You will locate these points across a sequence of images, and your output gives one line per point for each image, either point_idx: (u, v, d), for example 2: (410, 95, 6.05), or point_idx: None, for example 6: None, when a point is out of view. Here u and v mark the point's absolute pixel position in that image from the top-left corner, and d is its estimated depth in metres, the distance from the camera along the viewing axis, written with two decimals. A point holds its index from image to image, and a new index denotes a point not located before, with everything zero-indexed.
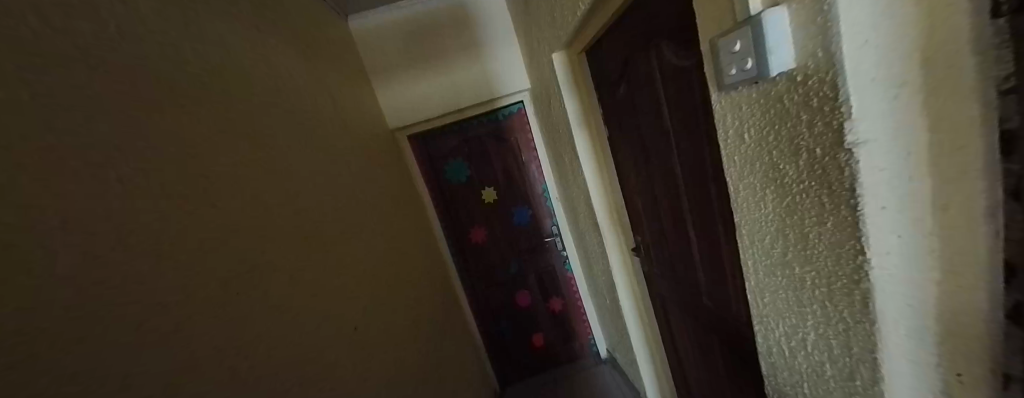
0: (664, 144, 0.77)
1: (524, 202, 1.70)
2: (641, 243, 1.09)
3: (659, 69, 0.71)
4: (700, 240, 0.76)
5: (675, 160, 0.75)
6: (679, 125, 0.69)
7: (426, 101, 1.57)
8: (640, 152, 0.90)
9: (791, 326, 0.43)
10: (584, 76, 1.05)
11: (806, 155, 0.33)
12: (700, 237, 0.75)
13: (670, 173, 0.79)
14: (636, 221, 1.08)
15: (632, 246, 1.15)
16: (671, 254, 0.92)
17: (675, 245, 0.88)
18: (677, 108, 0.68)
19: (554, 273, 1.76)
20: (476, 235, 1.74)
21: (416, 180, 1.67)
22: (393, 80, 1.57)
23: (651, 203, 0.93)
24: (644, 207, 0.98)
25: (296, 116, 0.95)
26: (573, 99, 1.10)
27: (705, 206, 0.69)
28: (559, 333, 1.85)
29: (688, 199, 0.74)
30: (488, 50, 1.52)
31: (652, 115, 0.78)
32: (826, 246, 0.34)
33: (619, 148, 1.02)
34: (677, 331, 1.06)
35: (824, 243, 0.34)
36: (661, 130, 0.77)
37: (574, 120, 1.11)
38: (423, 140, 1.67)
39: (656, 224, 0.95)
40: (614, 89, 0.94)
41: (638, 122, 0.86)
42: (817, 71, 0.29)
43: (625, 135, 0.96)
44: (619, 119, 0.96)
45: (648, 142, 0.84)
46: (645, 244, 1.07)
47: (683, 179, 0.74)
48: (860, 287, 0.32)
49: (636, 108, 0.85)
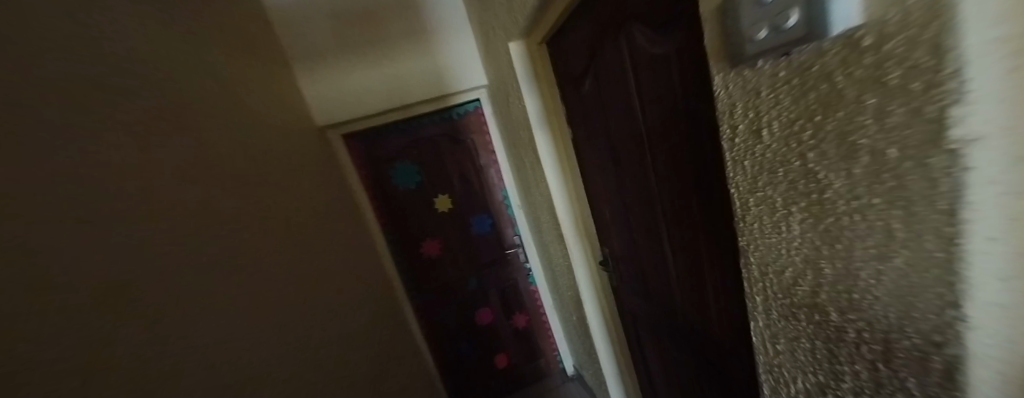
0: (639, 148, 0.67)
1: (483, 210, 1.52)
2: (609, 256, 1.00)
3: (632, 60, 0.60)
4: (680, 259, 0.66)
5: (652, 167, 0.65)
6: (657, 126, 0.59)
7: (366, 96, 1.34)
8: (610, 158, 0.80)
9: (817, 385, 0.32)
10: (547, 71, 0.93)
11: (865, 159, 0.22)
12: (681, 255, 0.65)
13: (646, 181, 0.68)
14: (604, 233, 0.98)
15: (599, 259, 1.05)
16: (644, 270, 0.83)
17: (649, 260, 0.78)
18: (656, 107, 0.57)
19: (517, 287, 1.61)
20: (429, 249, 1.53)
21: (353, 186, 1.42)
22: (324, 69, 1.31)
23: (623, 215, 0.83)
24: (615, 218, 0.88)
25: (177, 103, 0.73)
26: (535, 98, 0.97)
27: (688, 221, 0.59)
28: (524, 352, 1.70)
29: (668, 212, 0.64)
30: (440, 40, 1.34)
31: (624, 114, 0.68)
32: (885, 290, 0.24)
33: (586, 152, 0.91)
34: (648, 351, 0.98)
35: (883, 286, 0.24)
36: (635, 132, 0.66)
37: (536, 121, 0.98)
38: (364, 139, 1.42)
39: (628, 237, 0.85)
40: (579, 85, 0.82)
41: (608, 123, 0.75)
42: (900, 24, 0.17)
43: (592, 139, 0.85)
44: (585, 119, 0.85)
45: (620, 146, 0.73)
46: (615, 257, 0.97)
47: (663, 189, 0.63)
48: (937, 357, 0.21)
49: (606, 108, 0.74)
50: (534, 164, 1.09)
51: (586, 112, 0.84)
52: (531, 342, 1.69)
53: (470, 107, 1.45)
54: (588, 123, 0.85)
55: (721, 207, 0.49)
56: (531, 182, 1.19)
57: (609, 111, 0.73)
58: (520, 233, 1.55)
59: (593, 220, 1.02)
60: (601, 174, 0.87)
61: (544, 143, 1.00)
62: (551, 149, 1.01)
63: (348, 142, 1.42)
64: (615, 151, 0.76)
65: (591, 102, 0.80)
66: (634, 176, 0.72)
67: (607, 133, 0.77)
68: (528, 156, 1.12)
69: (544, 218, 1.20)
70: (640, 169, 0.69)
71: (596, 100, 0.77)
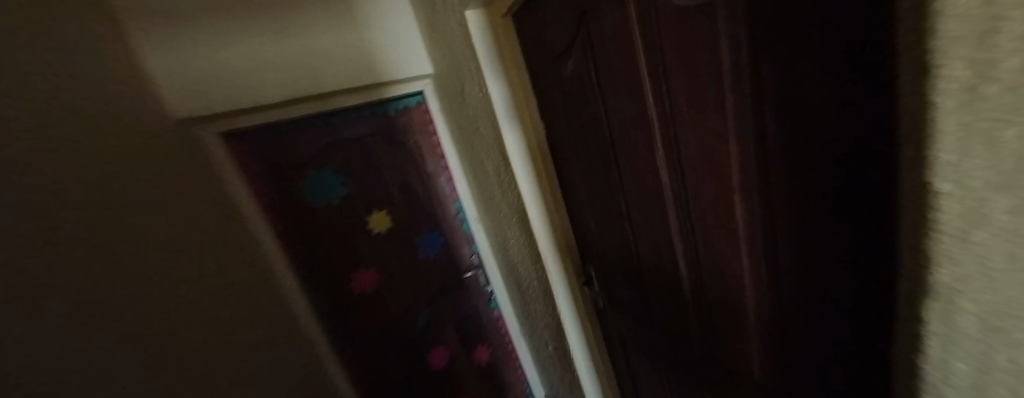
0: (648, 142, 0.52)
1: (433, 226, 1.25)
2: (594, 275, 0.84)
3: (642, 26, 0.45)
4: (702, 281, 0.52)
5: (668, 166, 0.50)
6: (681, 111, 0.44)
7: (258, 83, 0.98)
8: (602, 156, 0.64)
9: None
10: (515, 52, 0.74)
11: None
12: (706, 277, 0.51)
13: (657, 184, 0.54)
14: (591, 247, 0.82)
15: (581, 278, 0.89)
16: (644, 292, 0.68)
17: (653, 280, 0.64)
18: (678, 86, 0.43)
19: (477, 315, 1.35)
20: (362, 282, 1.18)
21: (241, 206, 1.00)
22: (187, 40, 0.92)
23: (619, 227, 0.68)
24: (607, 231, 0.73)
25: None
26: (500, 85, 0.78)
27: (723, 234, 0.45)
28: (489, 392, 1.43)
29: (691, 223, 0.50)
30: (367, 16, 1.06)
31: (628, 99, 0.52)
32: None
33: (568, 151, 0.74)
34: (643, 384, 0.83)
35: None
36: (644, 122, 0.51)
37: (503, 113, 0.79)
38: (258, 139, 1.02)
39: (624, 252, 0.70)
40: (558, 67, 0.65)
41: (602, 113, 0.59)
42: None
43: (576, 135, 0.69)
44: (566, 111, 0.68)
45: (620, 141, 0.58)
46: (604, 277, 0.81)
47: (686, 194, 0.49)
48: None
49: (597, 94, 0.58)
50: (499, 168, 0.89)
51: (568, 102, 0.67)
52: (496, 380, 1.43)
53: (410, 101, 1.16)
54: (570, 114, 0.68)
55: (789, 217, 0.36)
56: (495, 190, 0.97)
57: (603, 97, 0.58)
58: (481, 253, 1.29)
59: (576, 233, 0.85)
60: (588, 178, 0.71)
61: (514, 142, 0.81)
62: (522, 148, 0.82)
63: (231, 142, 0.98)
64: (612, 147, 0.60)
65: (574, 88, 0.63)
66: (639, 178, 0.57)
67: (599, 126, 0.61)
68: (490, 160, 0.91)
69: (511, 233, 1.00)
70: (649, 168, 0.54)
71: (583, 85, 0.61)
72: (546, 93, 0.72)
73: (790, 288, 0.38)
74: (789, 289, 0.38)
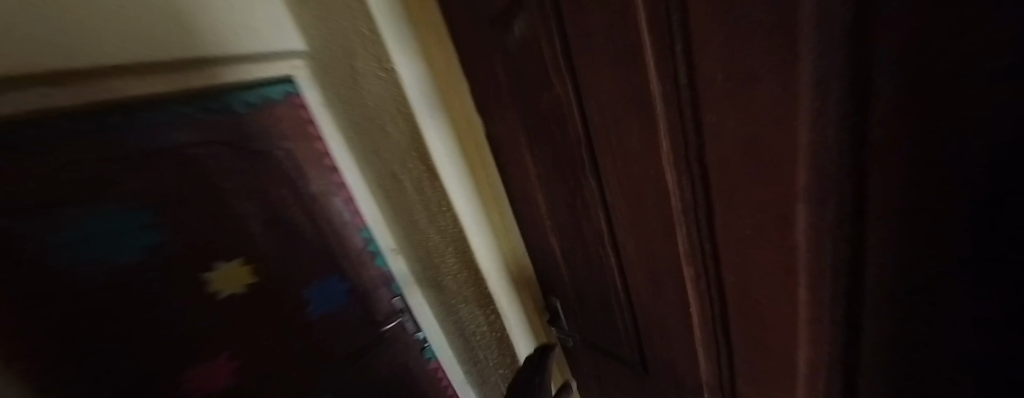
0: (646, 143, 0.36)
1: (333, 269, 0.81)
2: (561, 308, 0.67)
3: None
4: (724, 316, 0.40)
5: (674, 176, 0.35)
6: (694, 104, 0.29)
7: None
8: (572, 164, 0.46)
9: None
10: (433, 17, 0.51)
11: None
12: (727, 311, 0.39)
13: (661, 202, 0.38)
14: (558, 277, 0.64)
15: (545, 309, 0.72)
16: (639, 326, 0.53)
17: (647, 314, 0.50)
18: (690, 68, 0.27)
19: (411, 377, 0.97)
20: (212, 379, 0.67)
21: None
22: None
23: (601, 252, 0.51)
24: (582, 257, 0.55)
25: None
26: (412, 63, 0.50)
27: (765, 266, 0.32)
28: None
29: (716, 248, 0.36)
30: None
31: (617, 81, 0.35)
32: None
33: (520, 158, 0.54)
34: None
35: None
36: (644, 112, 0.34)
37: (420, 109, 0.52)
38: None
39: (608, 282, 0.53)
40: (500, 37, 0.43)
41: (570, 104, 0.41)
42: None
43: (534, 136, 0.49)
44: (516, 102, 0.48)
45: (599, 141, 0.41)
46: (580, 312, 0.63)
47: (709, 211, 0.35)
48: None
49: (565, 76, 0.40)
50: (423, 186, 0.62)
51: (518, 90, 0.46)
52: None
53: (274, 92, 0.66)
54: (522, 109, 0.48)
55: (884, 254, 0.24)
56: (418, 216, 0.69)
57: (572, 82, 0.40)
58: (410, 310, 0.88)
59: (536, 260, 0.66)
60: (556, 192, 0.52)
61: (443, 150, 0.56)
62: (456, 159, 0.58)
63: None
64: (590, 150, 0.43)
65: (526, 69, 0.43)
66: (632, 194, 0.41)
67: (566, 123, 0.43)
68: (408, 175, 0.64)
69: (447, 270, 0.74)
70: (647, 178, 0.38)
71: (541, 64, 0.41)
72: (484, 79, 0.50)
73: (849, 324, 0.29)
74: (859, 332, 0.29)
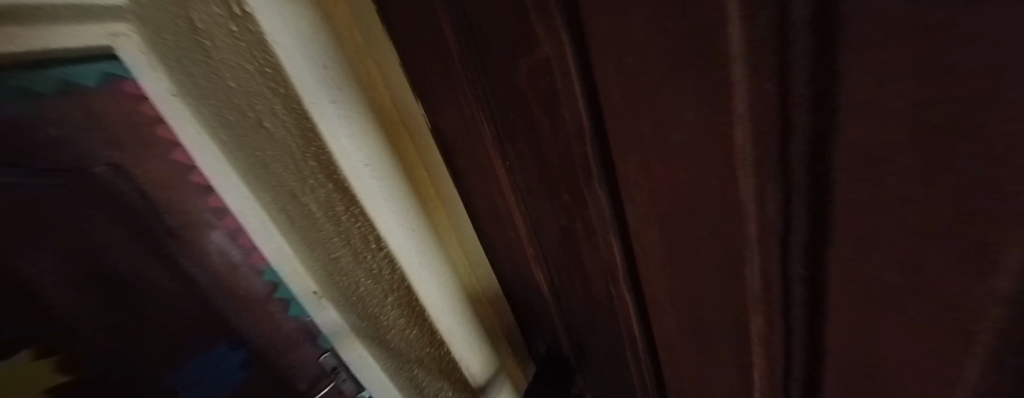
0: (713, 143, 0.21)
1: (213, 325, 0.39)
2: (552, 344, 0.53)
3: None
4: (790, 365, 0.30)
5: (755, 193, 0.21)
6: (831, 89, 0.14)
7: None
8: (569, 172, 0.31)
9: None
10: None
11: None
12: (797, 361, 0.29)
13: (721, 230, 0.25)
14: (545, 312, 0.49)
15: (525, 348, 0.57)
16: (656, 357, 0.43)
17: (672, 353, 0.39)
18: (827, 34, 0.12)
19: None
20: None
21: None
22: None
23: (606, 284, 0.38)
24: (581, 289, 0.41)
25: None
26: None
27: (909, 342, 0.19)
28: None
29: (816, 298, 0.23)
30: None
31: (665, 44, 0.18)
32: None
33: (488, 167, 0.37)
34: None
35: None
36: (714, 95, 0.19)
37: (310, 82, 0.29)
38: None
39: (615, 316, 0.41)
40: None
41: (571, 83, 0.25)
42: None
43: (510, 136, 0.32)
44: (480, 82, 0.30)
45: (619, 138, 0.26)
46: (579, 346, 0.50)
47: (820, 249, 0.21)
48: None
49: (563, 34, 0.23)
50: (335, 211, 0.39)
51: (481, 62, 0.29)
52: None
53: (80, 75, 0.26)
54: (490, 93, 0.31)
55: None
56: (339, 253, 0.47)
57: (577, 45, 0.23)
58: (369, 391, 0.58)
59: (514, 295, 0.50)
60: (543, 212, 0.37)
61: (363, 153, 0.34)
62: (387, 168, 0.36)
63: None
64: (600, 150, 0.28)
65: (494, 25, 0.26)
66: (671, 215, 0.27)
67: (559, 117, 0.28)
68: (312, 195, 0.41)
69: (390, 318, 0.54)
70: (702, 195, 0.24)
71: (519, 15, 0.24)
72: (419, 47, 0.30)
73: None
74: None
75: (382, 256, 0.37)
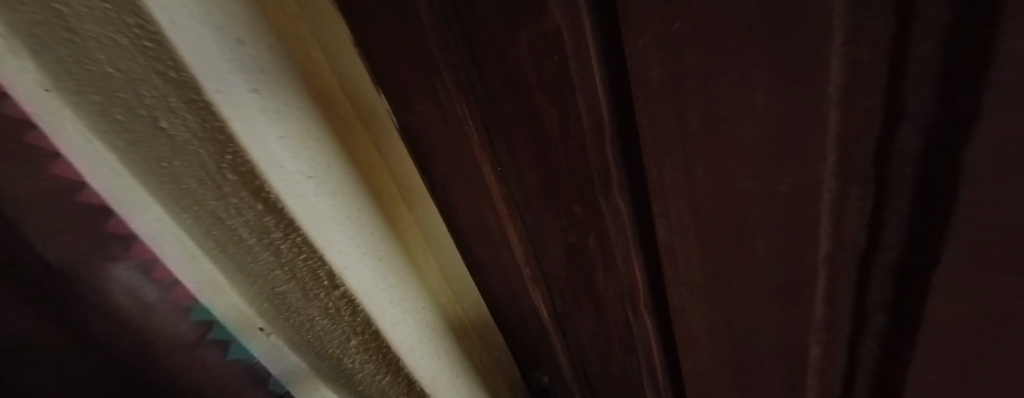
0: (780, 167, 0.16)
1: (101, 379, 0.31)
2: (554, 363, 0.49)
3: None
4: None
5: (830, 231, 0.17)
6: (953, 145, 0.10)
7: None
8: (584, 183, 0.27)
9: None
10: None
11: None
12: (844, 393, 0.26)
13: (776, 260, 0.20)
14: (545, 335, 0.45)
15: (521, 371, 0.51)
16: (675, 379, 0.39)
17: (691, 375, 0.36)
18: (914, 83, 0.09)
19: None
20: None
21: None
22: None
23: (620, 299, 0.35)
24: (591, 306, 0.38)
25: None
26: None
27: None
28: None
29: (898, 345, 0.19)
30: None
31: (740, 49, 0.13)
32: None
33: (480, 186, 0.31)
34: None
35: None
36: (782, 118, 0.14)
37: (214, 55, 0.19)
38: None
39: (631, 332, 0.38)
40: None
41: (592, 81, 0.21)
42: None
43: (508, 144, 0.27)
44: (470, 82, 0.24)
45: (655, 146, 0.21)
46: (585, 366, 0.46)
47: (914, 297, 0.17)
48: None
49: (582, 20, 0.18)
50: (271, 239, 0.29)
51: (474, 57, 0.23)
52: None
53: None
54: (485, 97, 0.25)
55: None
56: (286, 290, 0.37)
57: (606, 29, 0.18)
58: None
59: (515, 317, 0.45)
60: (549, 227, 0.32)
61: (306, 161, 0.24)
62: (342, 181, 0.27)
63: None
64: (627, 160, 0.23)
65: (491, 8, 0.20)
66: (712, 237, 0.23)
67: (577, 123, 0.23)
68: (239, 219, 0.30)
69: (354, 361, 0.43)
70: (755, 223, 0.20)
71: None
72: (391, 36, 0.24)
73: None
74: None
75: (339, 295, 0.28)
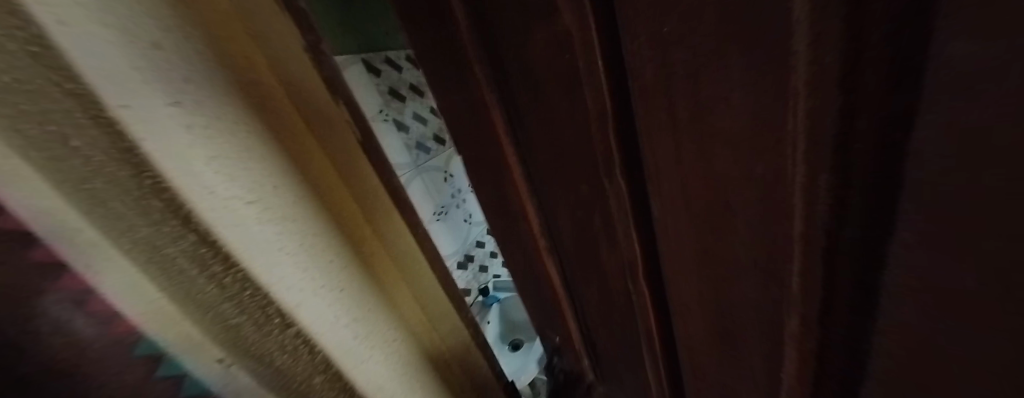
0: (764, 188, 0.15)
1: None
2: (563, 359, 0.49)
3: None
4: None
5: (798, 261, 0.16)
6: (895, 172, 0.09)
7: None
8: (588, 184, 0.25)
9: None
10: None
11: None
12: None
13: (757, 283, 0.20)
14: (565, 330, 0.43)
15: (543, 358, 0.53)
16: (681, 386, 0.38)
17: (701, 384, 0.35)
18: (867, 102, 0.09)
19: None
20: None
21: None
22: None
23: (627, 304, 0.33)
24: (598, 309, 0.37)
25: None
26: None
27: None
28: None
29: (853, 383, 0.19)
30: None
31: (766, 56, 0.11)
32: None
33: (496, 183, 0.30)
34: None
35: None
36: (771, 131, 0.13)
37: (117, 62, 0.15)
38: None
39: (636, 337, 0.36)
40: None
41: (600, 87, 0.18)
42: None
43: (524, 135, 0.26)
44: (493, 68, 0.23)
45: (653, 155, 0.20)
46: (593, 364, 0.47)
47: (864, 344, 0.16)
48: None
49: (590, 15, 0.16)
50: (213, 271, 0.25)
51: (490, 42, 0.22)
52: None
53: None
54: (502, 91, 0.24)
55: None
56: (238, 330, 0.31)
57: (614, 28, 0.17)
58: None
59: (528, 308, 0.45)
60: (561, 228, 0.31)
61: (244, 186, 0.21)
62: (293, 206, 0.24)
63: None
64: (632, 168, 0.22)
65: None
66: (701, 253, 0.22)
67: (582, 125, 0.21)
68: (176, 249, 0.26)
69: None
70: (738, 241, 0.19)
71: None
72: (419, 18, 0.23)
73: None
74: None
75: (292, 334, 0.25)
